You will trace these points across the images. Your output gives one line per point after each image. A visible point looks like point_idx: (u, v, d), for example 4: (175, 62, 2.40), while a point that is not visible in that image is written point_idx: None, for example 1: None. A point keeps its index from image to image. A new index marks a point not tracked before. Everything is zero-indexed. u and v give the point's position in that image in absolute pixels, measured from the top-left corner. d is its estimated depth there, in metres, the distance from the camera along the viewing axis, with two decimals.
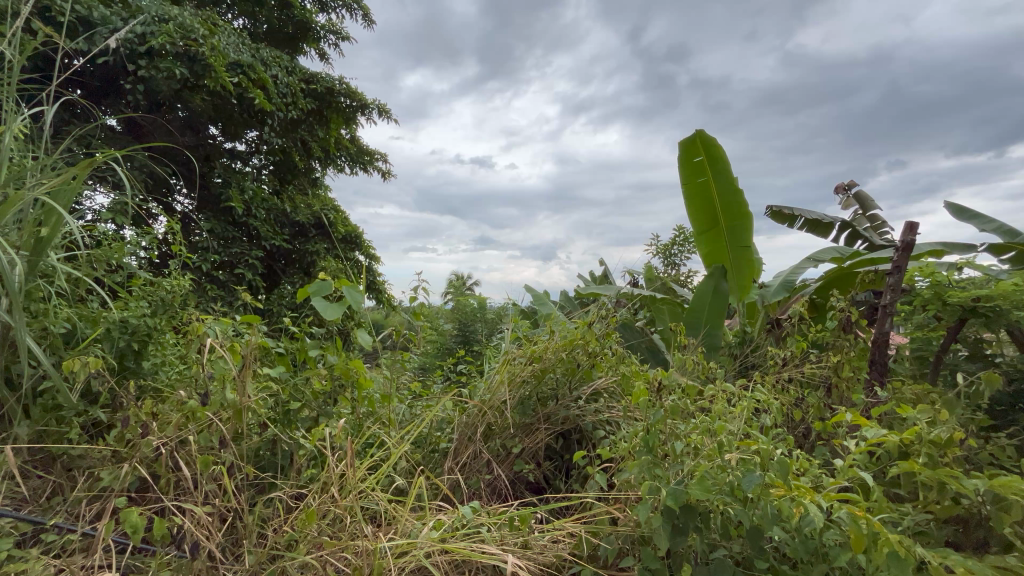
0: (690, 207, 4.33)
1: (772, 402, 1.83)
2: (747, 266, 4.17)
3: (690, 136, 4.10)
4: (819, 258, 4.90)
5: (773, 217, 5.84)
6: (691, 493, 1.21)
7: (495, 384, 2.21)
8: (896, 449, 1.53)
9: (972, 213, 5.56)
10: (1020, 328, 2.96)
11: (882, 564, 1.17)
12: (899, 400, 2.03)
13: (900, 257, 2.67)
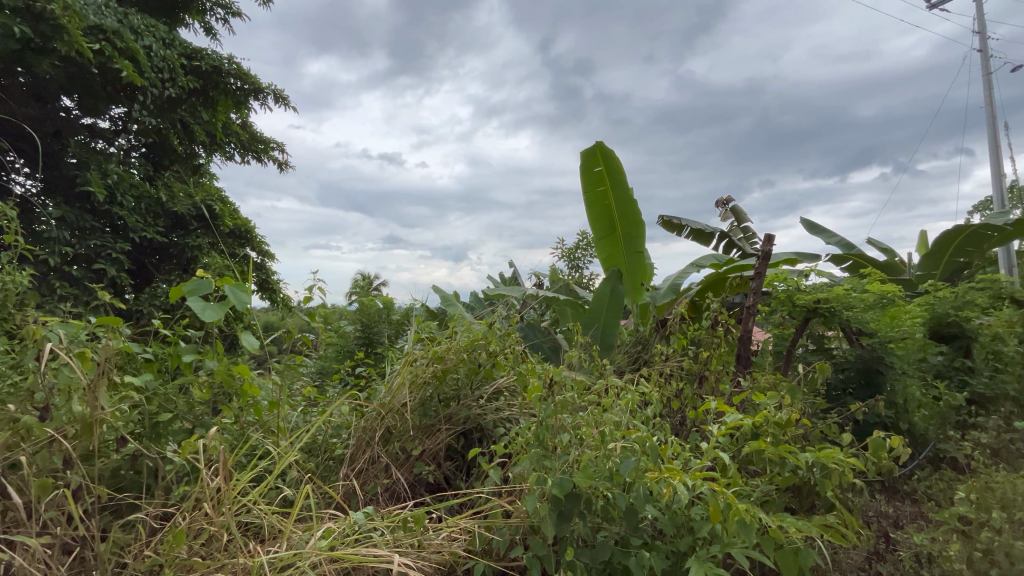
0: (590, 213, 4.59)
1: (653, 394, 2.02)
2: (640, 270, 4.53)
3: (590, 147, 4.34)
4: (701, 264, 5.45)
5: (664, 225, 6.38)
6: (575, 481, 1.31)
7: (396, 386, 2.16)
8: (750, 431, 1.76)
9: (821, 228, 6.54)
10: (850, 325, 3.54)
11: (733, 531, 1.35)
12: (758, 389, 2.33)
13: (761, 265, 3.06)
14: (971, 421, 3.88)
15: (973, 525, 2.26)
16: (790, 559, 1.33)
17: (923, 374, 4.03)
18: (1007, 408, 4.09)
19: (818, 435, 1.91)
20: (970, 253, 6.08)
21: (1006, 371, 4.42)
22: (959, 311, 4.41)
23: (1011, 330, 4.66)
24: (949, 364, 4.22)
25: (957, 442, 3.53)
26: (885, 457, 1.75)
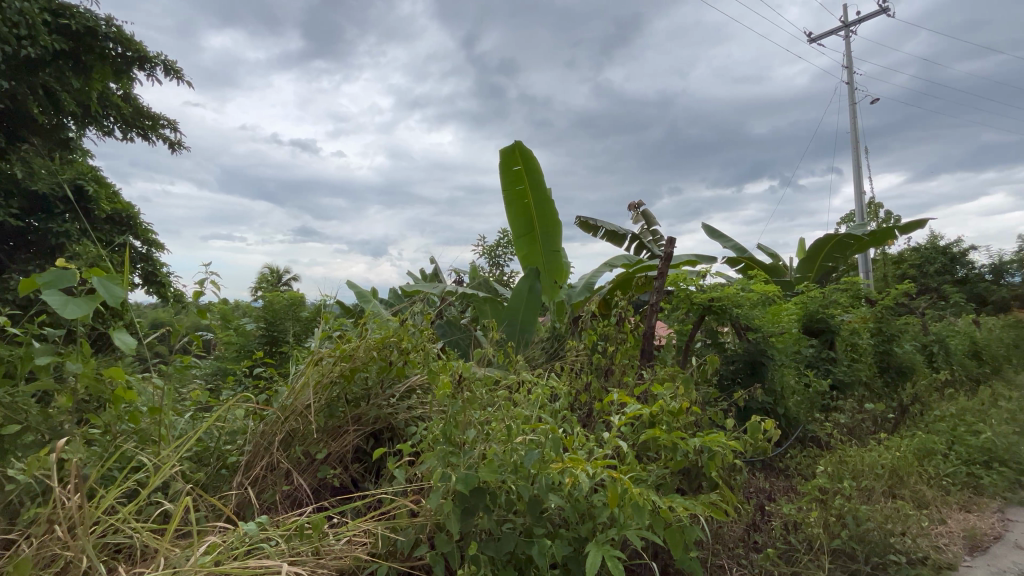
0: (509, 211, 4.65)
1: (561, 387, 2.10)
2: (557, 268, 4.67)
3: (509, 146, 4.38)
4: (613, 264, 5.74)
5: (581, 226, 6.63)
6: (481, 476, 1.32)
7: (299, 387, 2.03)
8: (647, 419, 1.89)
9: (718, 233, 7.18)
10: (738, 321, 3.92)
11: (627, 514, 1.44)
12: (658, 381, 2.50)
13: (664, 265, 3.29)
14: (833, 404, 4.49)
15: (829, 494, 2.62)
16: (677, 536, 1.45)
17: (796, 364, 4.58)
18: (859, 392, 4.78)
19: (706, 421, 2.10)
20: (836, 258, 6.98)
21: (859, 361, 5.15)
22: (826, 309, 5.02)
23: (864, 326, 5.43)
24: (817, 355, 4.82)
25: (821, 423, 4.06)
26: (760, 439, 1.97)
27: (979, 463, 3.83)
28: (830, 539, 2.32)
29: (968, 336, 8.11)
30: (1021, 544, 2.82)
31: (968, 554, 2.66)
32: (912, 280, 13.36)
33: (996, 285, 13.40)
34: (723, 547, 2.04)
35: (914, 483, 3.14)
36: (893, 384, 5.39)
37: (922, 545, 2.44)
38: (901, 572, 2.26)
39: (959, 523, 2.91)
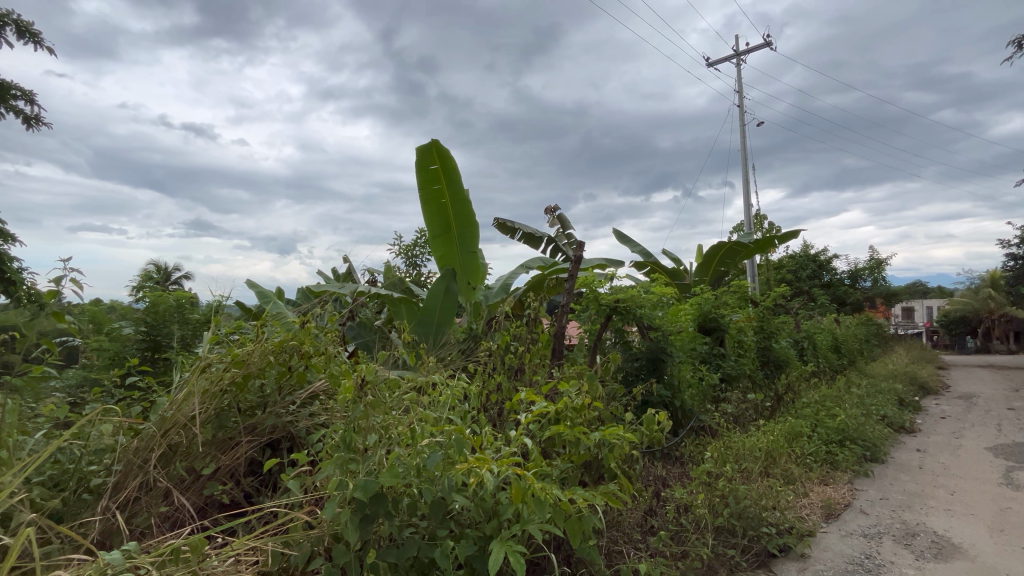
0: (426, 212, 4.57)
1: (471, 388, 2.11)
2: (473, 269, 4.69)
3: (426, 145, 4.29)
4: (529, 266, 5.87)
5: (499, 227, 6.70)
6: (381, 482, 1.30)
7: (182, 397, 1.83)
8: (552, 417, 1.97)
9: (627, 238, 7.62)
10: (641, 321, 4.20)
11: (530, 509, 1.49)
12: (566, 379, 2.61)
13: (574, 268, 3.43)
14: (722, 396, 4.96)
15: (714, 477, 2.90)
16: (576, 526, 1.53)
17: (692, 359, 5.00)
18: (744, 384, 5.32)
19: (608, 416, 2.23)
20: (728, 263, 7.70)
21: (745, 356, 5.73)
22: (717, 309, 5.46)
23: (749, 324, 6.06)
24: (710, 351, 5.29)
25: (711, 413, 4.46)
26: (654, 430, 2.14)
27: (835, 442, 4.44)
28: (714, 518, 2.56)
29: (831, 333, 9.35)
30: (864, 509, 3.32)
31: (824, 521, 3.08)
32: (789, 284, 15.16)
33: (852, 289, 15.63)
34: (623, 533, 2.18)
35: (784, 463, 3.57)
36: (771, 376, 6.07)
37: (788, 517, 2.79)
38: (771, 541, 2.56)
39: (818, 495, 3.36)
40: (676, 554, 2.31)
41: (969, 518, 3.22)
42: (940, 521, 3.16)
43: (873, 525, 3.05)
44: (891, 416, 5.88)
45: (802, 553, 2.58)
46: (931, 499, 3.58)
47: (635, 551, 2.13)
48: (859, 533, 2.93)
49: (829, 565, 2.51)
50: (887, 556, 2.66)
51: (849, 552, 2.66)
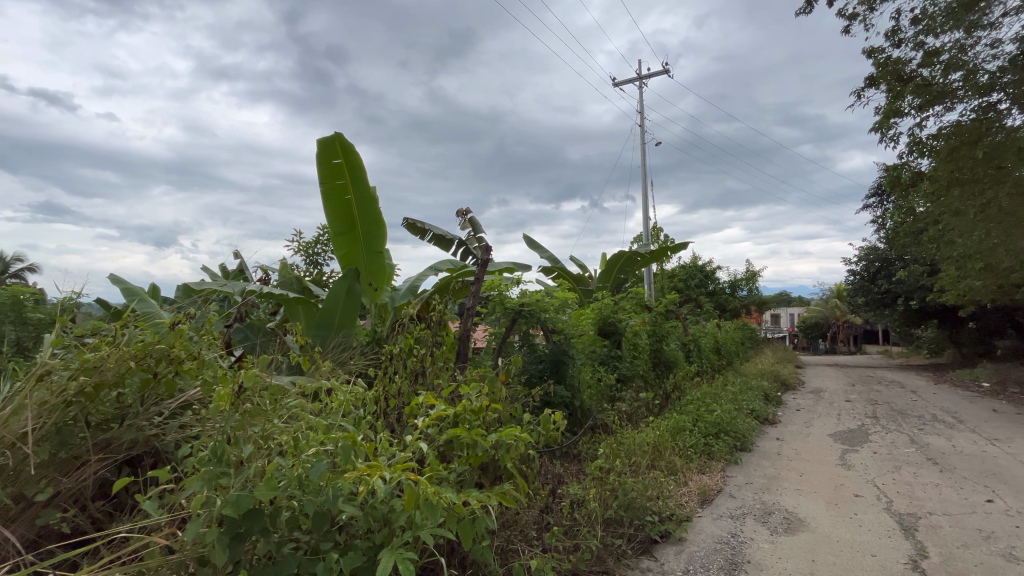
0: (329, 208, 4.34)
1: (366, 394, 2.06)
2: (378, 270, 4.53)
3: (329, 137, 4.05)
4: (438, 268, 5.81)
5: (409, 228, 6.54)
6: (256, 495, 1.23)
7: (8, 411, 1.53)
8: (450, 420, 1.97)
9: (537, 244, 7.85)
10: (544, 324, 4.32)
11: (422, 514, 1.47)
12: (469, 382, 2.62)
13: (480, 272, 3.46)
14: (618, 395, 5.30)
15: (606, 472, 3.08)
16: (468, 527, 1.54)
17: (592, 361, 5.28)
18: (637, 384, 5.73)
19: (507, 417, 2.28)
20: (627, 271, 8.24)
21: (639, 358, 6.16)
22: (615, 313, 5.81)
23: (644, 328, 6.52)
24: (609, 354, 5.62)
25: (607, 412, 4.74)
26: (550, 429, 2.26)
27: (712, 434, 4.94)
28: (605, 510, 2.71)
29: (713, 336, 10.41)
30: (732, 493, 3.73)
31: (699, 506, 3.41)
32: (679, 291, 16.63)
33: (731, 297, 17.58)
34: (518, 531, 2.24)
35: (669, 455, 3.90)
36: (661, 375, 6.61)
37: (669, 504, 3.05)
38: (653, 528, 2.79)
39: (696, 484, 3.71)
40: (568, 548, 2.42)
41: (813, 495, 3.76)
42: (790, 500, 3.64)
43: (738, 507, 3.44)
44: (758, 410, 6.68)
45: (680, 537, 2.83)
46: (785, 481, 4.12)
47: (530, 548, 2.19)
48: (727, 515, 3.28)
49: (701, 545, 2.78)
50: (749, 533, 3.00)
51: (718, 532, 2.97)
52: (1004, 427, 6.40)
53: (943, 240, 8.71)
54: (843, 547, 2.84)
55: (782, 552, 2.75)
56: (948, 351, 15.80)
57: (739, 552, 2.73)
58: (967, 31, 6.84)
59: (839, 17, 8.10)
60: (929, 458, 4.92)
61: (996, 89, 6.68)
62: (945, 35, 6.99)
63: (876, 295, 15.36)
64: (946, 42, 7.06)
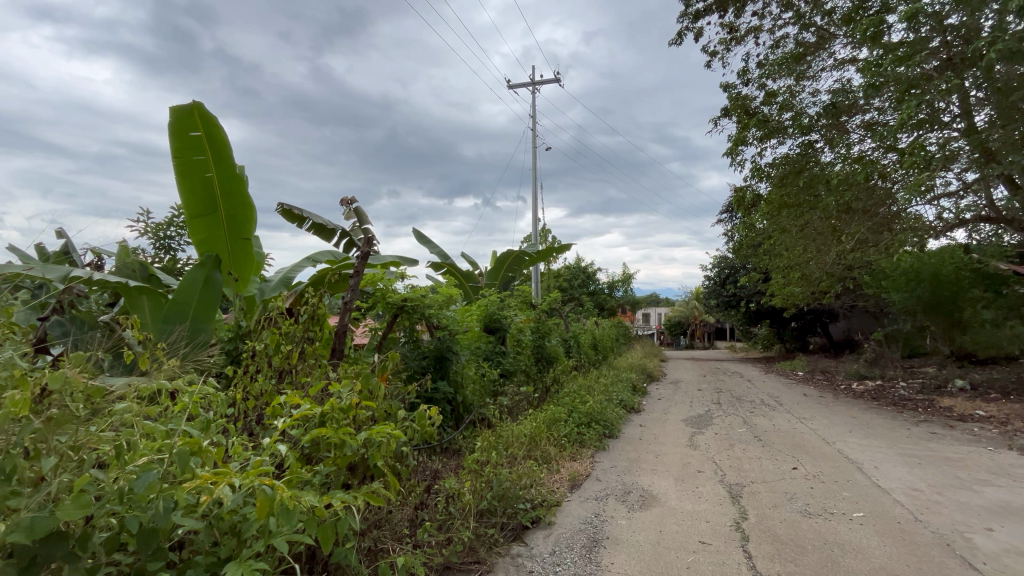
0: (184, 186, 3.82)
1: (219, 393, 1.86)
2: (245, 259, 4.10)
3: (185, 106, 3.54)
4: (317, 259, 5.44)
5: (284, 214, 6.01)
6: (60, 516, 1.06)
7: None
8: (316, 419, 1.88)
9: (427, 239, 7.73)
10: (428, 320, 4.27)
11: (277, 520, 1.39)
12: (342, 378, 2.49)
13: (360, 264, 3.29)
14: (500, 389, 5.45)
15: (482, 465, 3.17)
16: (329, 531, 1.48)
17: (476, 357, 5.35)
18: (519, 378, 5.95)
19: (382, 414, 2.23)
20: (514, 270, 8.48)
21: (522, 353, 6.39)
22: (501, 310, 5.90)
23: (528, 325, 6.78)
24: (493, 350, 5.72)
25: (489, 406, 4.85)
26: (425, 424, 2.27)
27: (584, 423, 5.31)
28: (479, 502, 2.78)
29: (591, 333, 11.20)
30: (598, 476, 4.06)
31: (569, 491, 3.65)
32: (564, 290, 17.62)
33: (608, 297, 19.08)
34: (389, 529, 2.21)
35: (544, 446, 4.12)
36: (542, 369, 6.93)
37: (540, 491, 3.22)
38: (525, 515, 2.93)
39: (567, 470, 3.98)
40: (441, 542, 2.43)
41: (665, 473, 4.25)
42: (647, 479, 4.07)
43: (603, 489, 3.75)
44: (626, 400, 7.34)
45: (549, 521, 3.02)
46: (644, 462, 4.59)
47: (401, 545, 2.17)
48: (592, 497, 3.57)
49: (568, 528, 2.98)
50: (609, 512, 3.29)
51: (583, 514, 3.21)
52: (810, 407, 7.83)
53: (773, 253, 10.38)
54: (685, 517, 3.24)
55: (636, 527, 3.06)
56: (775, 345, 18.84)
57: (600, 530, 2.98)
58: (796, 79, 8.22)
59: (704, 53, 9.22)
60: (755, 436, 5.84)
61: (814, 130, 8.13)
62: (781, 79, 8.32)
63: (724, 298, 17.75)
64: (781, 86, 8.41)
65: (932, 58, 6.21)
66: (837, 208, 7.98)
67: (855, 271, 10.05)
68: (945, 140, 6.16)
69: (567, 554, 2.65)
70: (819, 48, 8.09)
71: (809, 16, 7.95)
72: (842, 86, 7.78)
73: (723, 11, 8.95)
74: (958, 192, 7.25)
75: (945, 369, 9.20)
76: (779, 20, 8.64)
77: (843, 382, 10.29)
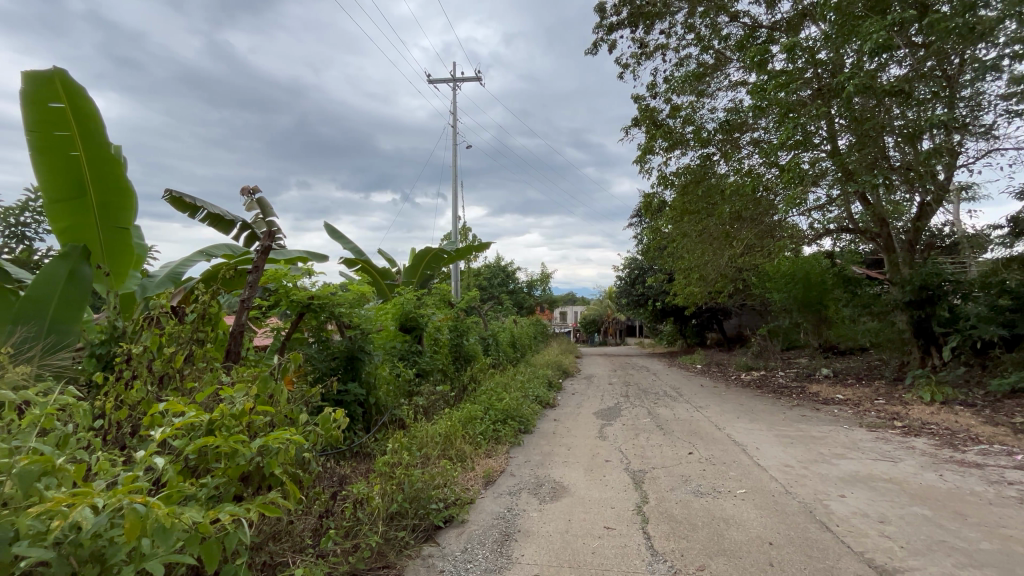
0: (43, 166, 3.29)
1: (81, 403, 1.64)
2: (122, 251, 3.63)
3: (44, 73, 3.05)
4: (211, 253, 4.96)
5: (172, 202, 5.39)
6: None
7: None
8: (203, 428, 1.72)
9: (340, 234, 7.35)
10: (338, 318, 4.07)
11: (152, 541, 1.24)
12: (237, 381, 2.31)
13: (259, 258, 3.01)
14: (415, 390, 5.36)
15: (393, 467, 3.09)
16: (214, 550, 1.36)
17: (391, 357, 5.20)
18: (435, 377, 5.88)
19: (282, 419, 2.09)
20: (433, 268, 8.34)
21: (440, 352, 6.31)
22: (418, 310, 5.76)
23: (447, 323, 6.70)
24: (408, 349, 5.59)
25: (404, 407, 4.76)
26: (329, 428, 2.16)
27: (500, 420, 5.37)
28: (389, 505, 2.70)
29: (510, 331, 11.38)
30: (512, 472, 4.13)
31: (482, 488, 3.68)
32: (483, 289, 17.73)
33: (527, 296, 19.46)
34: (289, 541, 2.08)
35: (460, 446, 4.11)
36: (460, 368, 6.90)
37: (453, 490, 3.22)
38: (437, 515, 2.90)
39: (481, 468, 4.00)
40: (347, 549, 2.34)
41: (575, 465, 4.43)
42: (558, 471, 4.21)
43: (516, 484, 3.82)
44: (542, 396, 7.54)
45: (462, 519, 3.02)
46: (556, 455, 4.74)
47: (301, 557, 2.07)
48: (506, 492, 3.62)
49: (480, 525, 2.99)
50: (522, 505, 3.37)
51: (496, 509, 3.25)
52: (705, 397, 8.59)
53: (676, 255, 11.23)
54: (592, 505, 3.41)
55: (547, 518, 3.17)
56: (678, 342, 20.38)
57: (511, 524, 3.04)
58: (697, 96, 8.95)
59: (616, 65, 9.73)
60: (657, 425, 6.28)
61: (711, 144, 8.92)
62: (684, 95, 9.01)
63: (634, 297, 18.87)
64: (683, 102, 9.12)
65: (807, 87, 7.08)
66: (729, 216, 8.83)
67: (744, 273, 11.18)
68: (815, 159, 7.04)
69: (478, 551, 2.67)
70: (717, 69, 8.88)
71: (709, 40, 8.70)
72: (735, 107, 8.61)
73: (635, 26, 9.47)
74: (825, 206, 8.33)
75: (813, 360, 10.55)
76: (683, 40, 9.35)
77: (733, 373, 11.41)
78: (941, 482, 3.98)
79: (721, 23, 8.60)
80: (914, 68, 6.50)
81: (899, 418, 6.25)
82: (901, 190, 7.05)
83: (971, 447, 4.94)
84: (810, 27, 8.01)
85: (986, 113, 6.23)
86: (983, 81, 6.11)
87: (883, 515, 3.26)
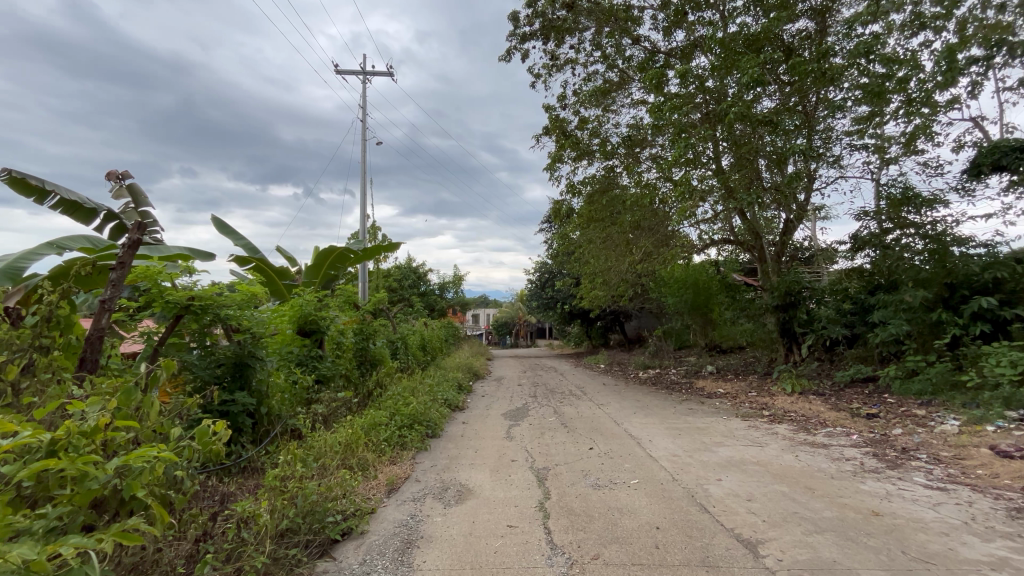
0: None
1: None
2: None
3: None
4: (65, 246, 4.27)
5: (11, 183, 4.54)
6: None
7: None
8: (43, 450, 1.47)
9: (231, 229, 6.69)
10: (225, 322, 3.71)
11: None
12: (92, 395, 2.01)
13: (126, 252, 2.63)
14: (314, 397, 5.04)
15: (285, 481, 2.88)
16: None
17: (287, 363, 4.85)
18: (337, 383, 5.58)
19: (149, 436, 1.87)
20: (338, 269, 7.91)
21: (342, 357, 6.01)
22: (319, 312, 5.43)
23: (351, 327, 6.40)
24: (307, 354, 5.25)
25: (300, 416, 4.45)
26: (208, 442, 1.95)
27: (406, 426, 5.24)
28: (279, 522, 2.52)
29: (420, 334, 11.18)
30: (417, 477, 4.04)
31: (385, 496, 3.56)
32: (394, 290, 17.27)
33: (439, 298, 19.28)
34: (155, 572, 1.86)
35: (362, 455, 3.95)
36: (365, 373, 6.62)
37: (352, 501, 3.08)
38: (334, 529, 2.76)
39: (385, 475, 3.87)
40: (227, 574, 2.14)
41: (481, 466, 4.46)
42: (464, 474, 4.21)
43: (420, 489, 3.75)
44: (451, 399, 7.49)
45: (361, 531, 2.89)
46: (462, 458, 4.73)
47: None
48: (409, 499, 3.54)
49: (381, 534, 2.90)
50: (425, 511, 3.31)
51: (398, 517, 3.16)
52: (607, 394, 9.13)
53: (582, 261, 11.81)
54: (496, 505, 3.45)
55: (450, 522, 3.14)
56: (584, 343, 21.35)
57: (414, 531, 2.98)
58: (603, 111, 9.51)
59: (528, 73, 10.01)
60: (563, 424, 6.54)
61: (614, 157, 9.51)
62: (591, 109, 9.51)
63: (544, 300, 19.49)
64: (590, 115, 9.63)
65: (696, 111, 7.82)
66: (629, 225, 9.48)
67: (642, 279, 12.03)
68: (702, 177, 7.78)
69: (377, 561, 2.58)
70: (620, 87, 9.50)
71: (613, 59, 9.29)
72: (636, 124, 9.27)
73: (547, 39, 9.83)
74: (711, 219, 9.26)
75: (700, 358, 11.65)
76: (591, 56, 9.87)
77: (632, 371, 12.25)
78: (796, 462, 4.59)
79: (624, 45, 9.21)
80: (782, 101, 7.39)
81: (767, 408, 7.12)
82: (770, 208, 8.04)
83: (820, 430, 5.77)
84: (699, 57, 8.88)
85: (835, 145, 7.36)
86: (833, 117, 7.19)
87: (750, 493, 3.70)
